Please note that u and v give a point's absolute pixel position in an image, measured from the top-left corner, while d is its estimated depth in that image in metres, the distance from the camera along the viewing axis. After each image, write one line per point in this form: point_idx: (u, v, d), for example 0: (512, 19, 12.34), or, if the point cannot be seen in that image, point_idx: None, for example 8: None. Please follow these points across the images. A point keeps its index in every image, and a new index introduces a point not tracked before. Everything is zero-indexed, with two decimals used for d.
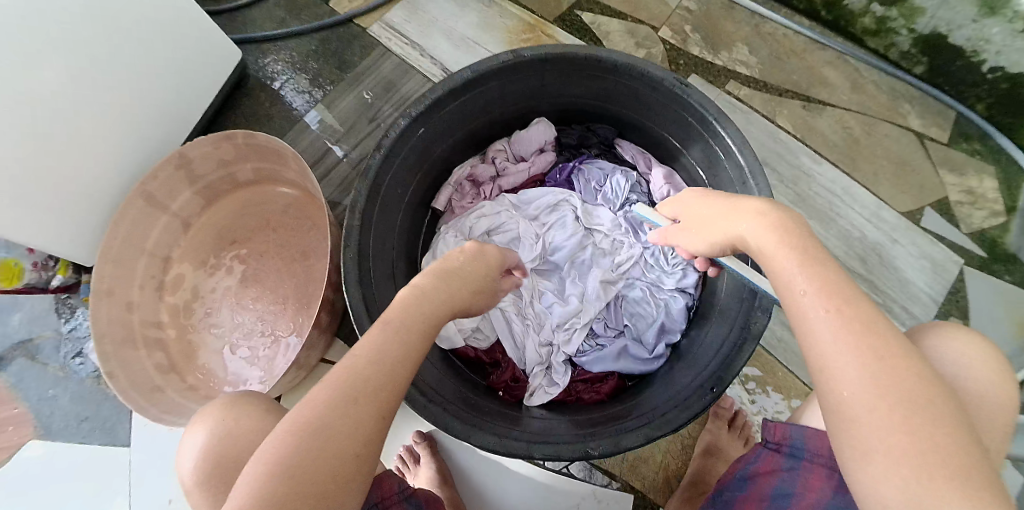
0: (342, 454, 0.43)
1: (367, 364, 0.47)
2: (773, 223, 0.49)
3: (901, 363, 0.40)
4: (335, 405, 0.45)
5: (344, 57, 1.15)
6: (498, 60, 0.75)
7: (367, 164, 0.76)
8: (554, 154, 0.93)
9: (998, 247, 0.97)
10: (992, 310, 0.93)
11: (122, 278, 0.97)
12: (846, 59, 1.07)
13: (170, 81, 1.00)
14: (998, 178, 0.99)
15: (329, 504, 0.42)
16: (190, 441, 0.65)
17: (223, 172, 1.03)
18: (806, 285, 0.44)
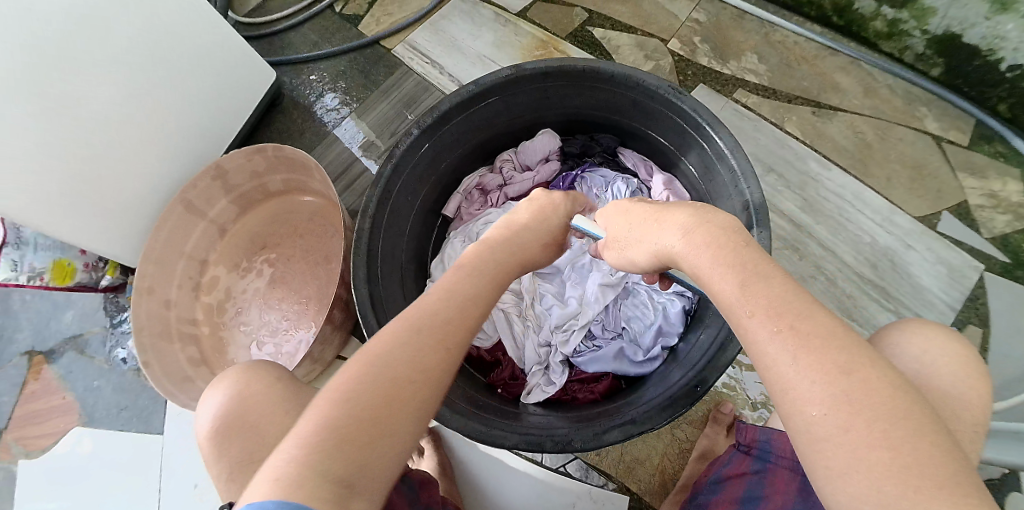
0: (406, 375, 0.46)
1: (430, 306, 0.52)
2: (698, 240, 0.53)
3: (870, 374, 0.41)
4: (400, 335, 0.49)
5: (370, 75, 1.23)
6: (501, 74, 0.80)
7: (378, 172, 0.81)
8: (559, 163, 0.95)
9: None
10: (1015, 317, 0.91)
11: (163, 278, 1.06)
12: (860, 64, 1.06)
13: (210, 98, 1.10)
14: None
15: (390, 420, 0.44)
16: (208, 404, 0.71)
17: (256, 182, 1.12)
18: (750, 294, 0.47)
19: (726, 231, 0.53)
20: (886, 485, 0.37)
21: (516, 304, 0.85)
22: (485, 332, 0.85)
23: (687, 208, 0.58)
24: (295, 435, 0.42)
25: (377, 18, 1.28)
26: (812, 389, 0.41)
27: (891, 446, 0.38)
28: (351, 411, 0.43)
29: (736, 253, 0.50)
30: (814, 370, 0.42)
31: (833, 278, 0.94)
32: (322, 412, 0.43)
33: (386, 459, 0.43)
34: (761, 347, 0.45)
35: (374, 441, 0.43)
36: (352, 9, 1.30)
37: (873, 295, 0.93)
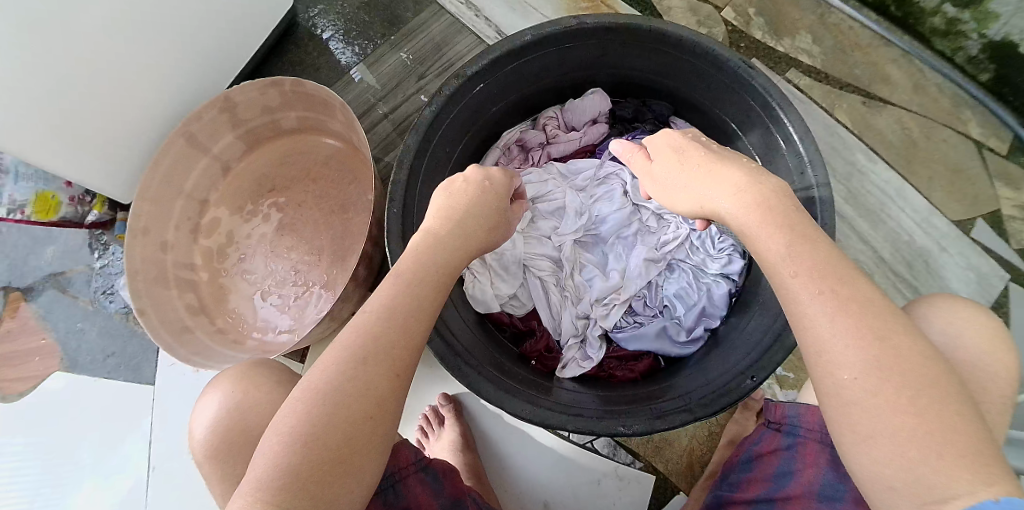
0: (357, 413, 0.45)
1: (375, 322, 0.48)
2: (747, 200, 0.49)
3: (905, 344, 0.40)
4: (343, 369, 0.46)
5: (395, 12, 1.13)
6: (560, 25, 0.73)
7: (418, 118, 0.74)
8: (607, 127, 0.90)
9: None
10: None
11: (160, 216, 0.98)
12: (910, 59, 1.03)
13: (222, 24, 1.00)
14: None
15: (347, 462, 0.44)
16: (200, 414, 0.70)
17: (267, 118, 1.03)
18: (795, 254, 0.44)
19: (776, 193, 0.49)
20: (912, 450, 0.38)
21: (555, 273, 0.80)
22: (519, 300, 0.81)
23: (738, 166, 0.53)
24: (249, 488, 0.43)
25: None
26: (849, 355, 0.40)
27: (919, 413, 0.38)
28: (305, 460, 0.43)
29: (787, 217, 0.47)
30: (852, 334, 0.40)
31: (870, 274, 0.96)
32: (275, 464, 0.43)
33: (351, 495, 0.44)
34: (799, 308, 0.43)
35: (336, 484, 0.44)
36: None
37: (905, 294, 0.94)
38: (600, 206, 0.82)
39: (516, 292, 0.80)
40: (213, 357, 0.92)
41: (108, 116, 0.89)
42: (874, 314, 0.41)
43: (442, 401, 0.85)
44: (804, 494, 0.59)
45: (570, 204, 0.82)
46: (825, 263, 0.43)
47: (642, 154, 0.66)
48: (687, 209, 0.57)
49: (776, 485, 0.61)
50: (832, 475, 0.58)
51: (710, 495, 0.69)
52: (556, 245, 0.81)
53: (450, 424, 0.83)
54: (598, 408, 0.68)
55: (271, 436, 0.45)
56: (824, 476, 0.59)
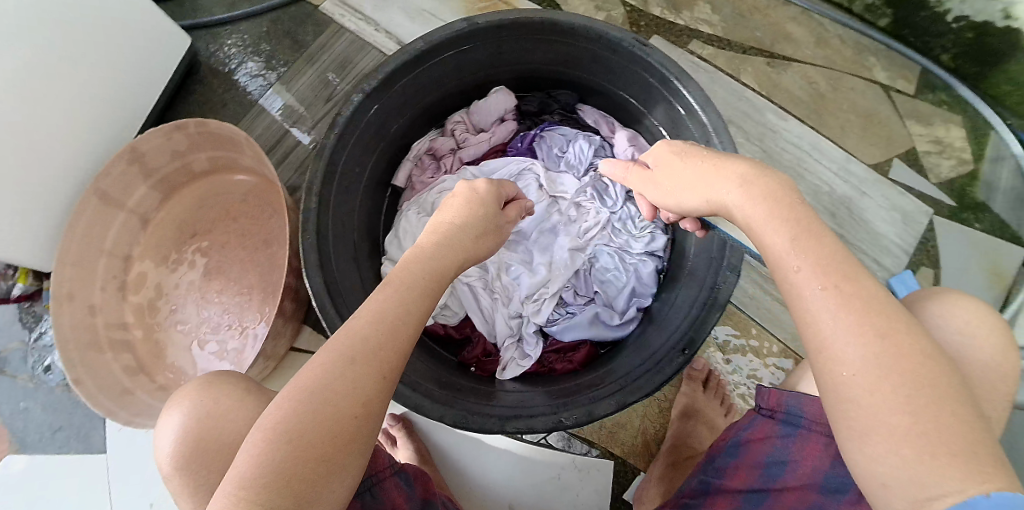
0: (341, 412, 0.43)
1: (366, 323, 0.47)
2: (756, 193, 0.49)
3: (907, 343, 0.39)
4: (331, 367, 0.44)
5: (297, 36, 1.11)
6: (451, 29, 0.73)
7: (320, 142, 0.73)
8: (515, 123, 0.89)
9: (967, 195, 1.03)
10: (964, 259, 1.00)
11: (83, 279, 0.94)
12: (810, 15, 1.06)
13: (115, 74, 0.97)
14: (966, 127, 1.05)
15: (329, 463, 0.42)
16: (167, 426, 0.64)
17: (178, 163, 1.00)
18: (797, 248, 0.44)
19: (779, 186, 0.49)
20: (905, 449, 0.37)
21: (482, 277, 0.79)
22: (450, 309, 0.80)
23: (745, 161, 0.53)
24: (232, 487, 0.41)
25: None
26: (851, 351, 0.39)
27: (915, 413, 0.37)
28: (289, 458, 0.41)
29: (793, 209, 0.47)
30: (854, 331, 0.40)
31: None
32: (258, 462, 0.41)
33: (334, 496, 0.42)
34: (803, 303, 0.42)
35: (319, 485, 0.41)
36: None
37: None
38: None
39: (445, 303, 0.80)
40: (157, 414, 0.89)
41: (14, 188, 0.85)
42: (878, 313, 0.40)
43: (391, 421, 0.84)
44: (806, 485, 0.58)
45: None
46: (829, 259, 0.43)
47: (638, 167, 0.68)
48: (693, 205, 0.56)
49: (768, 475, 0.61)
50: (837, 471, 0.56)
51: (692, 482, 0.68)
52: None
53: (404, 442, 0.83)
54: (543, 402, 0.67)
55: (254, 437, 0.43)
56: (827, 471, 0.57)
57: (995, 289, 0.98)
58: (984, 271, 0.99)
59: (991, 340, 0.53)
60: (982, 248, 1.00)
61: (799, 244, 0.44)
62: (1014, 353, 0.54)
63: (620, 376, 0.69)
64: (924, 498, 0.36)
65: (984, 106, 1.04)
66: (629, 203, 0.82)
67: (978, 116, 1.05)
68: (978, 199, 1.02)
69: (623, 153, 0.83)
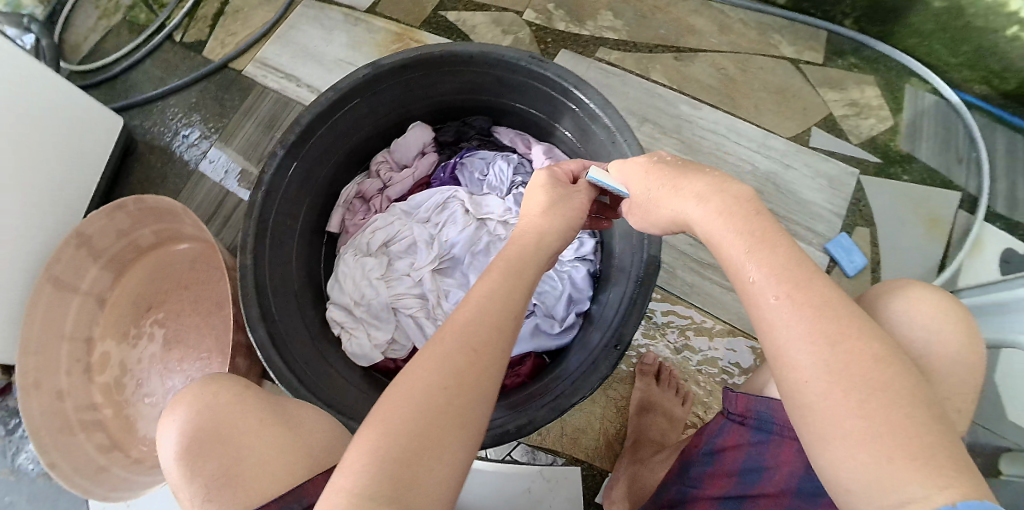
0: (461, 399, 0.41)
1: (478, 314, 0.46)
2: (711, 209, 0.48)
3: (860, 344, 0.39)
4: (446, 356, 0.43)
5: (226, 102, 1.16)
6: (357, 75, 0.76)
7: (249, 201, 0.75)
8: (436, 155, 0.95)
9: (892, 150, 1.07)
10: (898, 212, 1.03)
11: (48, 367, 0.95)
12: (711, 7, 1.10)
13: (54, 163, 0.99)
14: (880, 86, 1.10)
15: (438, 450, 0.39)
16: (168, 424, 0.58)
17: (125, 241, 1.02)
18: (753, 257, 0.44)
19: (738, 202, 0.48)
20: (861, 453, 0.36)
21: (423, 307, 0.83)
22: (398, 343, 0.84)
23: (707, 174, 0.52)
24: (345, 476, 0.38)
25: (221, 41, 1.21)
26: (803, 356, 0.39)
27: (867, 415, 0.37)
28: (402, 444, 0.39)
29: (751, 220, 0.46)
30: (808, 336, 0.40)
31: None
32: (368, 448, 0.39)
33: (444, 488, 0.39)
34: (760, 311, 0.42)
35: (433, 472, 0.39)
36: (193, 36, 1.23)
37: None
38: (448, 231, 0.86)
39: (392, 338, 0.84)
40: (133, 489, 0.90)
41: None
42: (832, 317, 0.40)
43: None
44: (781, 492, 0.57)
45: (419, 238, 0.86)
46: (783, 266, 0.43)
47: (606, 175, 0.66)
48: (662, 222, 0.56)
49: (744, 482, 0.59)
50: (809, 478, 0.55)
51: (671, 490, 0.65)
52: (416, 280, 0.84)
53: None
54: (497, 415, 0.70)
55: (365, 430, 0.41)
56: (800, 478, 0.56)
57: (931, 238, 1.02)
58: (921, 221, 1.03)
59: (952, 334, 0.52)
60: (917, 199, 1.04)
61: (757, 255, 0.44)
62: (979, 348, 0.53)
63: (568, 378, 0.71)
64: (885, 504, 0.35)
65: (903, 54, 1.11)
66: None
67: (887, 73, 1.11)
68: (902, 152, 1.07)
69: (540, 166, 0.88)
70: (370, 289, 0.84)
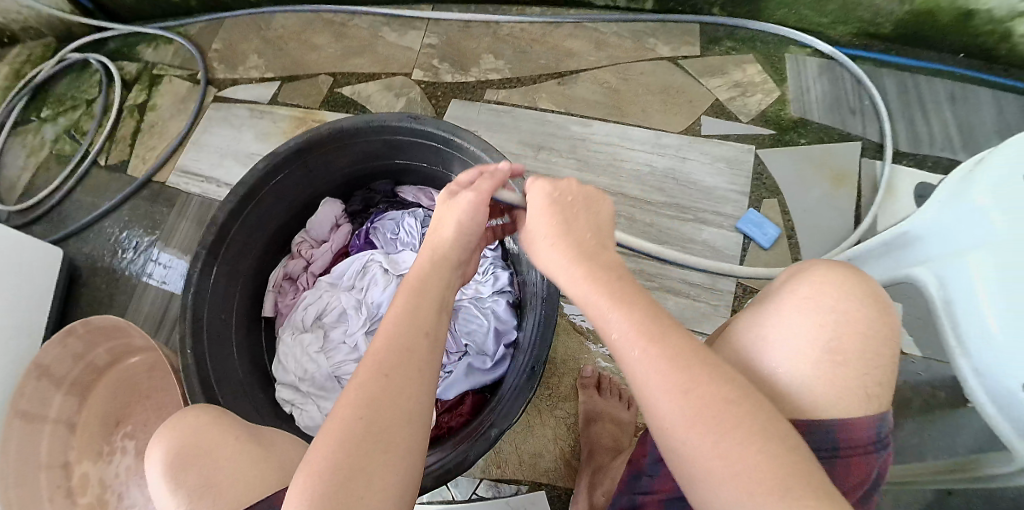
0: (402, 391, 0.50)
1: (408, 323, 0.54)
2: (576, 277, 0.55)
3: (710, 390, 0.45)
4: (385, 360, 0.51)
5: (154, 212, 1.20)
6: (256, 169, 0.82)
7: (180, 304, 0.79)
8: (350, 224, 1.01)
9: (784, 118, 1.13)
10: (802, 174, 1.08)
11: (31, 498, 0.96)
12: (584, 26, 1.18)
13: (3, 300, 1.02)
14: (761, 61, 1.18)
15: (384, 436, 0.47)
16: (156, 450, 0.60)
17: (82, 364, 1.06)
18: (618, 316, 0.50)
19: (604, 268, 0.55)
20: (724, 489, 0.42)
21: None
22: None
23: (578, 240, 0.57)
24: (309, 471, 0.46)
25: (142, 157, 1.27)
26: (666, 406, 0.46)
27: (723, 455, 0.43)
28: (354, 433, 0.47)
29: (613, 283, 0.53)
30: (667, 388, 0.46)
31: (630, 216, 1.03)
32: (326, 448, 0.47)
33: (390, 471, 0.46)
34: (629, 364, 0.49)
35: (382, 457, 0.47)
36: (115, 157, 1.29)
37: (671, 213, 1.04)
38: (372, 293, 0.91)
39: None
40: None
41: None
42: (685, 367, 0.47)
43: None
44: None
45: (347, 306, 0.91)
46: (644, 321, 0.49)
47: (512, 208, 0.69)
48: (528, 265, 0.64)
49: None
50: None
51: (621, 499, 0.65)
52: (353, 346, 0.89)
53: None
54: (450, 455, 0.74)
55: (324, 432, 0.48)
56: None
57: (840, 191, 1.07)
58: (826, 178, 1.08)
59: (857, 310, 0.54)
60: (816, 158, 1.09)
61: (622, 312, 0.50)
62: (882, 313, 0.55)
63: (503, 406, 0.76)
64: None
65: (776, 26, 1.18)
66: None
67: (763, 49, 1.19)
68: (795, 117, 1.13)
69: None
70: (311, 364, 0.88)
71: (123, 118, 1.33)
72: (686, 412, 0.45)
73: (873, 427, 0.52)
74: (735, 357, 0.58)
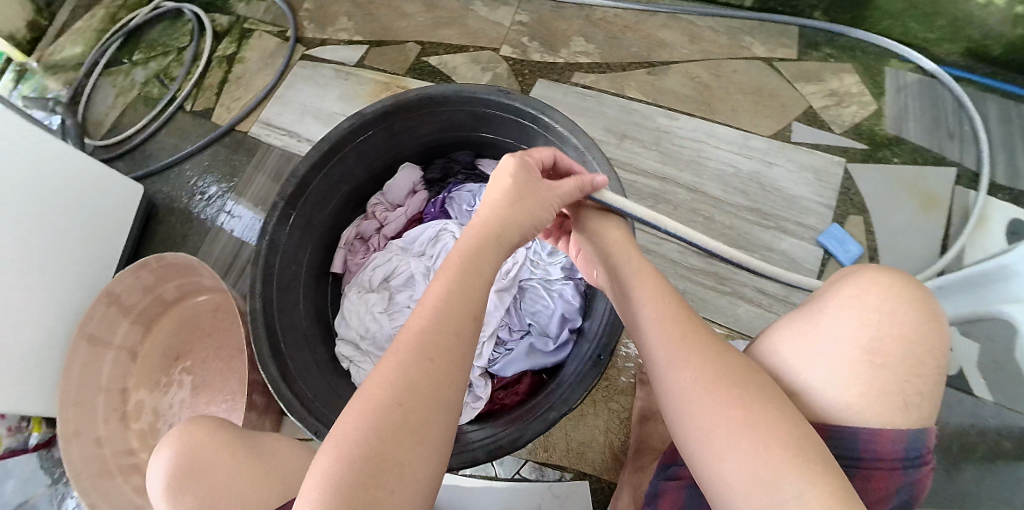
0: (442, 376, 0.48)
1: (451, 303, 0.52)
2: (659, 312, 0.59)
3: (777, 429, 0.48)
4: (426, 340, 0.49)
5: (234, 161, 1.24)
6: (342, 126, 0.82)
7: (256, 248, 0.80)
8: (426, 193, 1.01)
9: (878, 133, 1.06)
10: (893, 192, 1.01)
11: (86, 418, 1.01)
12: (678, 18, 1.14)
13: (82, 227, 1.06)
14: (860, 72, 1.11)
15: (417, 424, 0.45)
16: (158, 463, 0.62)
17: (151, 296, 1.09)
18: (680, 359, 0.55)
19: (675, 313, 0.59)
20: None
21: None
22: None
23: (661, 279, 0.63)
24: (335, 454, 0.44)
25: (227, 106, 1.31)
26: (726, 451, 0.48)
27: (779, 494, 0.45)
28: (389, 415, 0.45)
29: (684, 331, 0.57)
30: (736, 430, 0.49)
31: (710, 215, 0.98)
32: (357, 430, 0.45)
33: (416, 465, 0.44)
34: (691, 404, 0.52)
35: (411, 448, 0.44)
36: (201, 104, 1.33)
37: (751, 219, 0.98)
38: (442, 262, 0.92)
39: None
40: None
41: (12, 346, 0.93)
42: (756, 416, 0.49)
43: None
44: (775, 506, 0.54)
45: (416, 271, 0.92)
46: (715, 365, 0.53)
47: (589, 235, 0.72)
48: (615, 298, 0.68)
49: None
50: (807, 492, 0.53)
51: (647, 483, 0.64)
52: (416, 311, 0.90)
53: None
54: (502, 429, 0.73)
55: (355, 412, 0.46)
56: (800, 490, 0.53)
57: (929, 217, 1.00)
58: (915, 200, 1.01)
59: (902, 314, 0.53)
60: (908, 179, 1.02)
61: (683, 361, 0.55)
62: (936, 324, 0.54)
63: (563, 389, 0.74)
64: None
65: (881, 37, 1.12)
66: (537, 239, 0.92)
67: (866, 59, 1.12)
68: (890, 133, 1.06)
69: None
70: (374, 323, 0.89)
71: (213, 67, 1.36)
72: (698, 391, 0.52)
73: (904, 443, 0.50)
74: (780, 357, 0.57)
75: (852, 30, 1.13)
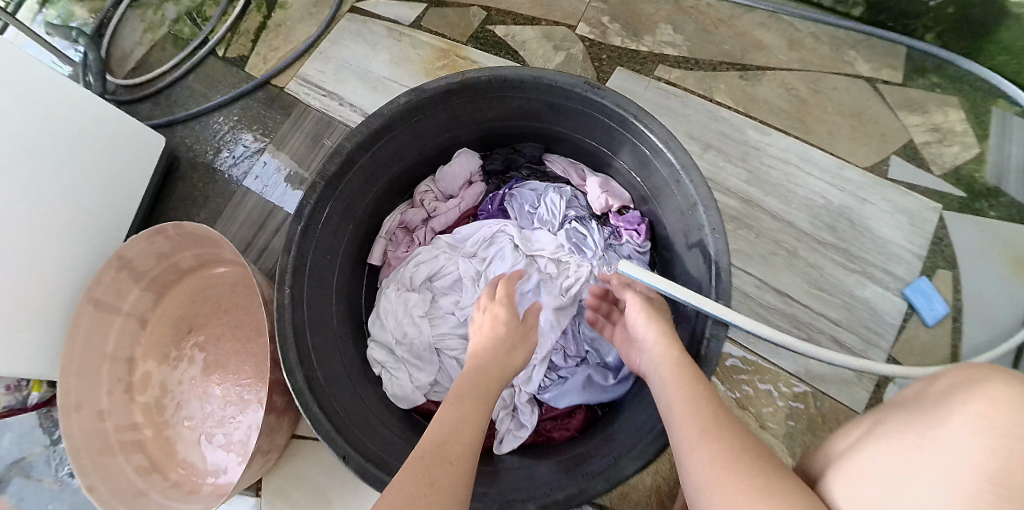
0: (460, 469, 0.46)
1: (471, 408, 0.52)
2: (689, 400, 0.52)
3: None
4: (443, 434, 0.48)
5: (266, 118, 1.13)
6: (397, 103, 0.71)
7: (289, 233, 0.71)
8: (483, 184, 0.91)
9: (977, 184, 0.90)
10: (980, 251, 0.87)
11: (89, 389, 0.94)
12: (778, 18, 1.00)
13: (97, 181, 0.97)
14: (964, 109, 0.94)
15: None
16: None
17: (164, 264, 1.00)
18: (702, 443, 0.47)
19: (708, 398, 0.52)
20: None
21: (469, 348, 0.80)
22: (443, 386, 0.81)
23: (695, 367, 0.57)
24: None
25: (263, 56, 1.19)
26: None
27: None
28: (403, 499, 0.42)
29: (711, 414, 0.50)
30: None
31: (795, 251, 0.87)
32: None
33: None
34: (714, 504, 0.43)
35: None
36: (234, 51, 1.21)
37: (834, 258, 0.87)
38: (496, 266, 0.82)
39: (435, 380, 0.81)
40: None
41: (19, 305, 0.84)
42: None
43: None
44: None
45: (465, 274, 0.83)
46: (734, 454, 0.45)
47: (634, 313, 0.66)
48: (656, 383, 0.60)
49: None
50: None
51: None
52: (462, 320, 0.81)
53: None
54: (552, 477, 0.64)
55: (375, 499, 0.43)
56: None
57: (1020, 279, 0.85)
58: (1006, 261, 0.86)
59: None
60: (1004, 235, 0.87)
61: (706, 443, 0.47)
62: None
63: (620, 436, 0.66)
64: None
65: (994, 73, 0.93)
66: (608, 253, 0.81)
67: (978, 92, 0.94)
68: (990, 185, 0.90)
69: (597, 199, 0.83)
70: (412, 327, 0.80)
71: (250, 10, 1.24)
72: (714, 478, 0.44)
73: None
74: (868, 470, 0.44)
75: (963, 60, 0.95)
